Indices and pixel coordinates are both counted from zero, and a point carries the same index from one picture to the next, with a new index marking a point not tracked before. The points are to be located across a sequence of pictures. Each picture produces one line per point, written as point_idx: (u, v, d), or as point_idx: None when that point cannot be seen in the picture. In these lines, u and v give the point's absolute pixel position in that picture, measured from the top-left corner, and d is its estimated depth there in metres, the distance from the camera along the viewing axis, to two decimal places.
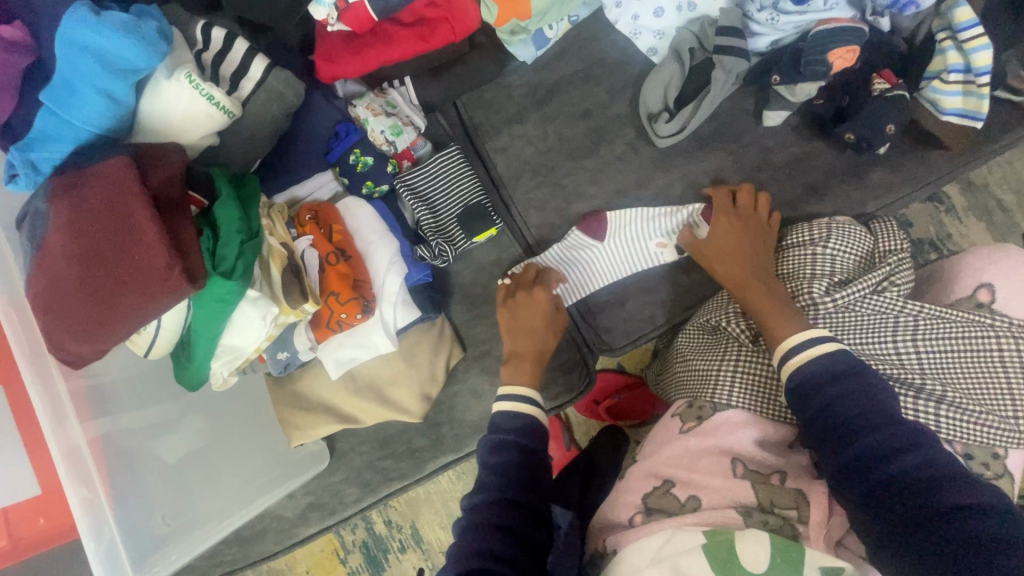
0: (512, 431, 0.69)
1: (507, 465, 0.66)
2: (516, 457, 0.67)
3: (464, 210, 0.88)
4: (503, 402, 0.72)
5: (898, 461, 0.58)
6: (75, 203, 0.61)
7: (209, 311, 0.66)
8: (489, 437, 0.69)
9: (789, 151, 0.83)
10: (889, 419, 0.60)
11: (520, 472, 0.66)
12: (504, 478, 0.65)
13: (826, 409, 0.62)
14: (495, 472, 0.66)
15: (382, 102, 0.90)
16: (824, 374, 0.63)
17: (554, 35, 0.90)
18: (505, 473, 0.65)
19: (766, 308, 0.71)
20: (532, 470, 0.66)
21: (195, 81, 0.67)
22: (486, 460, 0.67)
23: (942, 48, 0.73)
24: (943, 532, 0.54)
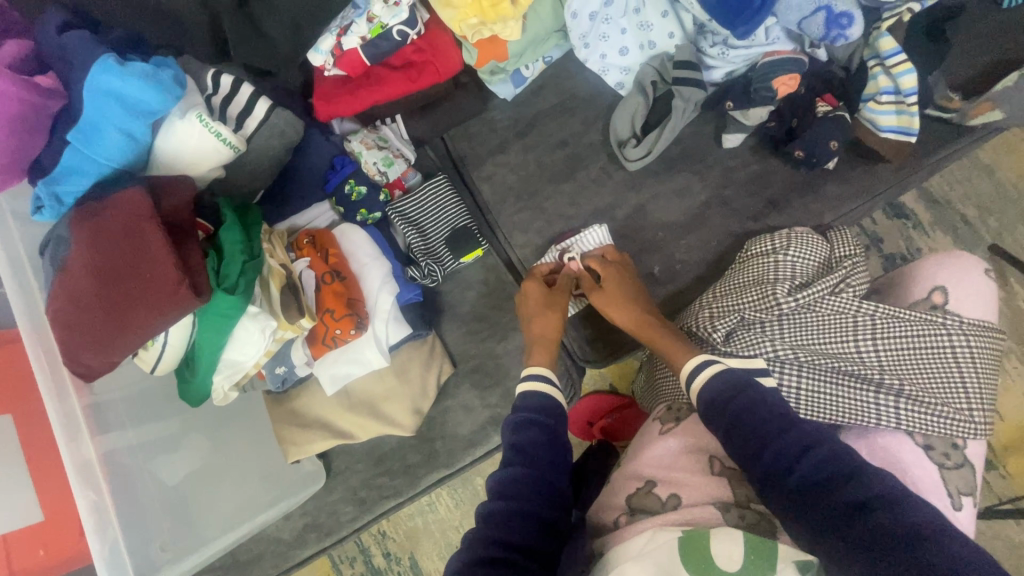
0: (536, 408, 0.74)
1: (535, 443, 0.70)
2: (539, 437, 0.70)
3: (452, 233, 0.95)
4: (537, 381, 0.77)
5: (806, 463, 0.60)
6: (93, 228, 0.67)
7: (212, 325, 0.72)
8: (514, 417, 0.73)
9: (749, 169, 0.90)
10: (787, 423, 0.63)
11: (542, 450, 0.69)
12: (528, 455, 0.68)
13: (735, 423, 0.65)
14: (521, 450, 0.69)
15: (375, 137, 0.98)
16: (730, 386, 0.68)
17: (530, 74, 0.99)
18: (532, 454, 0.69)
19: (665, 343, 0.78)
20: (554, 450, 0.70)
21: (206, 121, 0.75)
22: (509, 440, 0.71)
23: (872, 74, 0.80)
24: (861, 528, 0.55)
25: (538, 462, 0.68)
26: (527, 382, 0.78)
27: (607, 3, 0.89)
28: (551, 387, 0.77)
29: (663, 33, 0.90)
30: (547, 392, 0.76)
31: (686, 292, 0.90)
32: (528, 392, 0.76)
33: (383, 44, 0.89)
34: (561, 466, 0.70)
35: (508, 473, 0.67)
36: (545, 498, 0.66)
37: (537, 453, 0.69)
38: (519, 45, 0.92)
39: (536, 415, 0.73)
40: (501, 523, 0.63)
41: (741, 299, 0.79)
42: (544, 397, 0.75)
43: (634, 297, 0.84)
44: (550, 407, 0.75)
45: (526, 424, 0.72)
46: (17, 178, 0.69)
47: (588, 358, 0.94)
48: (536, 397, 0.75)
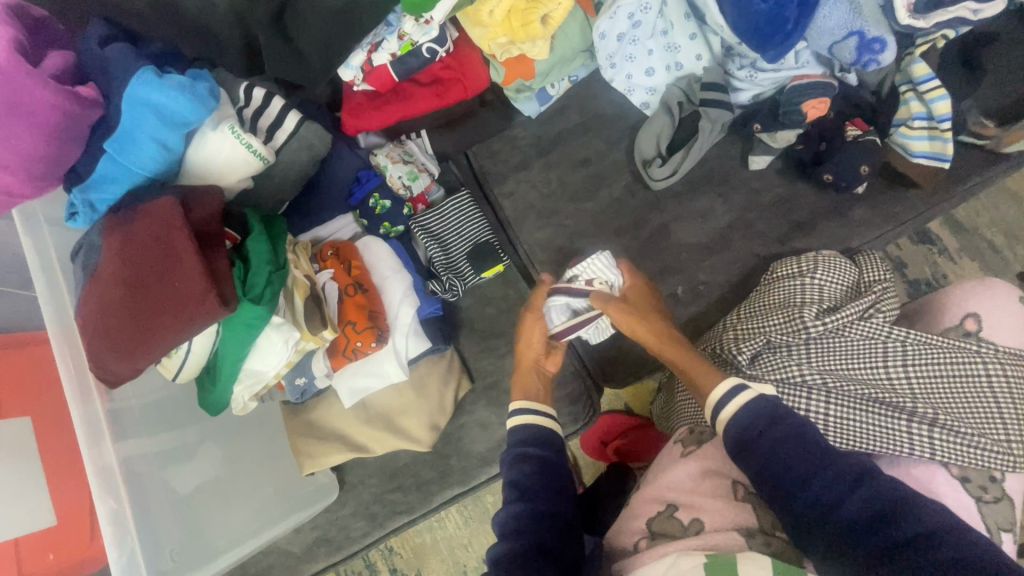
0: (523, 441, 0.75)
1: (531, 478, 0.70)
2: (533, 468, 0.71)
3: (474, 247, 0.95)
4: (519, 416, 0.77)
5: (843, 501, 0.59)
6: (125, 236, 0.68)
7: (236, 335, 0.72)
8: (510, 451, 0.74)
9: (775, 191, 0.89)
10: (821, 460, 0.62)
11: (541, 482, 0.70)
12: (527, 492, 0.69)
13: (767, 461, 0.63)
14: (519, 486, 0.70)
15: (401, 152, 0.98)
16: (756, 421, 0.66)
17: (555, 93, 1.00)
18: (529, 486, 0.70)
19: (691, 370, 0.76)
20: (553, 481, 0.71)
21: (237, 132, 0.76)
22: (506, 478, 0.72)
23: (904, 99, 0.80)
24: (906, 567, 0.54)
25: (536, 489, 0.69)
26: (513, 417, 0.78)
27: (634, 24, 0.88)
28: (544, 417, 0.78)
29: (690, 54, 0.90)
30: (535, 422, 0.77)
31: (710, 315, 0.89)
32: (513, 427, 0.77)
33: (412, 61, 0.90)
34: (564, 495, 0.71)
35: (511, 511, 0.68)
36: (552, 525, 0.66)
37: (535, 482, 0.70)
38: (547, 64, 0.93)
39: (529, 447, 0.74)
40: (512, 563, 0.62)
41: (767, 321, 0.78)
42: (535, 429, 0.76)
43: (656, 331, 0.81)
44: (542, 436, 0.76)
45: (524, 457, 0.73)
46: (53, 186, 0.70)
47: (606, 377, 0.95)
48: (528, 430, 0.76)
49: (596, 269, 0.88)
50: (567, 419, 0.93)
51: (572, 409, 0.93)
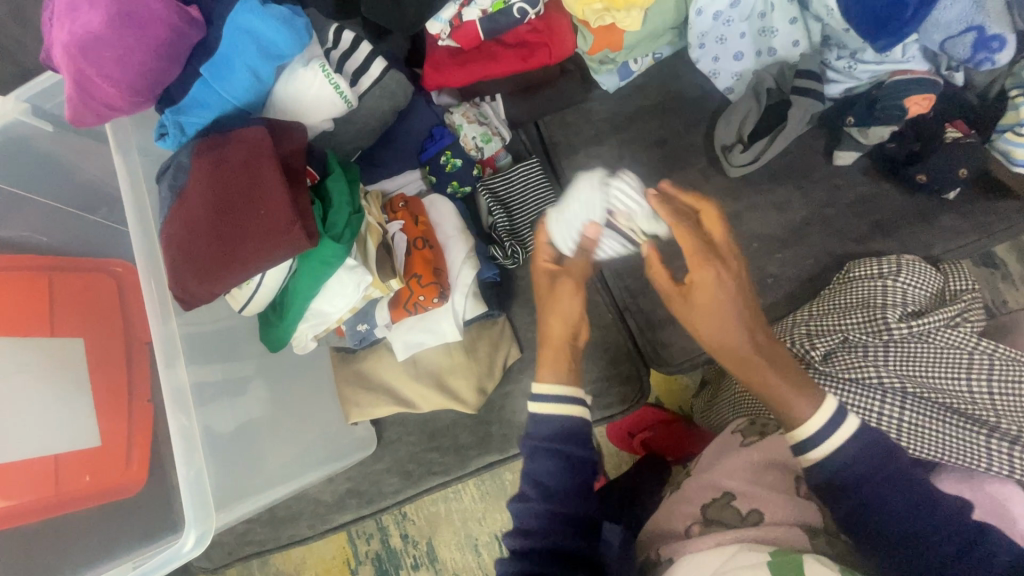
0: (549, 435, 0.64)
1: (551, 477, 0.63)
2: (556, 466, 0.63)
3: (540, 217, 0.95)
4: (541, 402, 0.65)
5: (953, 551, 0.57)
6: (216, 160, 0.68)
7: (310, 272, 0.71)
8: (528, 442, 0.65)
9: (857, 190, 0.87)
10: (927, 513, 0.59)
11: (561, 481, 0.63)
12: (544, 490, 0.64)
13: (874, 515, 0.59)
14: (537, 482, 0.64)
15: (476, 112, 0.98)
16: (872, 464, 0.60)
17: (637, 69, 0.98)
18: (546, 484, 0.64)
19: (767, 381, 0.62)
20: (576, 476, 0.64)
21: (327, 71, 0.76)
22: (526, 470, 0.65)
23: (1015, 104, 0.75)
24: None
25: (548, 487, 0.64)
26: (536, 404, 0.66)
27: (734, 4, 0.86)
28: (572, 402, 0.65)
29: (786, 40, 0.88)
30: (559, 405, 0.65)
31: (779, 308, 0.86)
32: (540, 416, 0.65)
33: (502, 20, 0.88)
34: (585, 494, 0.64)
35: (525, 507, 0.64)
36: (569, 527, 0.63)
37: (549, 478, 0.63)
38: (636, 37, 0.91)
39: (550, 443, 0.64)
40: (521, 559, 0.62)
41: (845, 319, 0.76)
42: (562, 421, 0.65)
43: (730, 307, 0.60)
44: (582, 438, 0.65)
45: (544, 452, 0.64)
46: (148, 104, 0.71)
47: (662, 361, 0.93)
48: (549, 422, 0.65)
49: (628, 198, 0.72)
50: (614, 399, 0.94)
51: (620, 389, 0.94)
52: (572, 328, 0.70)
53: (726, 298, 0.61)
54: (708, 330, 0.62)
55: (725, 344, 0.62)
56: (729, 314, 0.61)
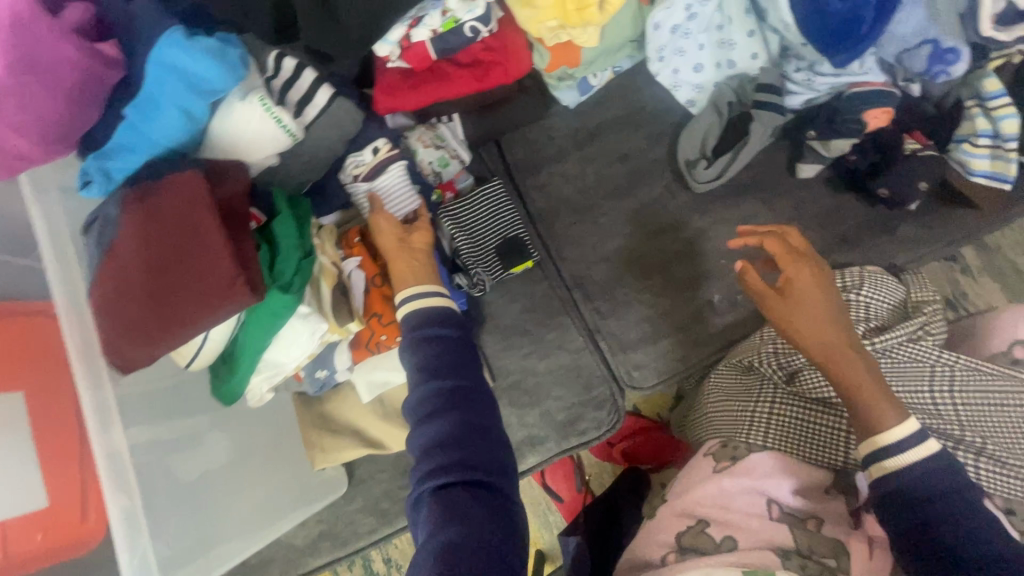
0: (429, 321, 0.69)
1: (436, 358, 0.66)
2: (435, 349, 0.67)
3: (503, 243, 0.93)
4: (413, 302, 0.71)
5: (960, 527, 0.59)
6: (148, 212, 0.62)
7: (260, 324, 0.67)
8: (410, 336, 0.69)
9: (821, 202, 0.86)
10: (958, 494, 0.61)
11: (447, 362, 0.66)
12: (430, 371, 0.65)
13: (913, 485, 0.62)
14: (424, 367, 0.66)
15: (432, 136, 0.93)
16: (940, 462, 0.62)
17: (597, 83, 0.95)
18: (429, 368, 0.66)
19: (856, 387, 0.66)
20: (459, 357, 0.67)
21: (268, 105, 0.71)
22: (410, 363, 0.67)
23: (970, 114, 0.77)
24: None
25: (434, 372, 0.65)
26: (416, 303, 0.71)
27: (690, 17, 0.84)
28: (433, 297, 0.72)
29: (745, 53, 0.86)
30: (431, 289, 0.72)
31: (747, 325, 0.89)
32: (416, 315, 0.70)
33: (454, 40, 0.84)
34: (472, 369, 0.67)
35: (423, 394, 0.64)
36: (462, 414, 0.62)
37: (430, 358, 0.66)
38: (593, 52, 0.88)
39: (431, 332, 0.69)
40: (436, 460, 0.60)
41: None
42: (436, 308, 0.71)
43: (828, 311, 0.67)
44: (452, 316, 0.71)
45: (428, 337, 0.68)
46: (69, 150, 0.65)
47: (634, 382, 0.92)
48: (427, 312, 0.70)
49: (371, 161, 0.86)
50: (590, 424, 0.92)
51: (595, 414, 0.92)
52: (404, 235, 0.79)
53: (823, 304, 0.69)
54: (808, 335, 0.68)
55: (826, 345, 0.67)
56: (827, 320, 0.67)
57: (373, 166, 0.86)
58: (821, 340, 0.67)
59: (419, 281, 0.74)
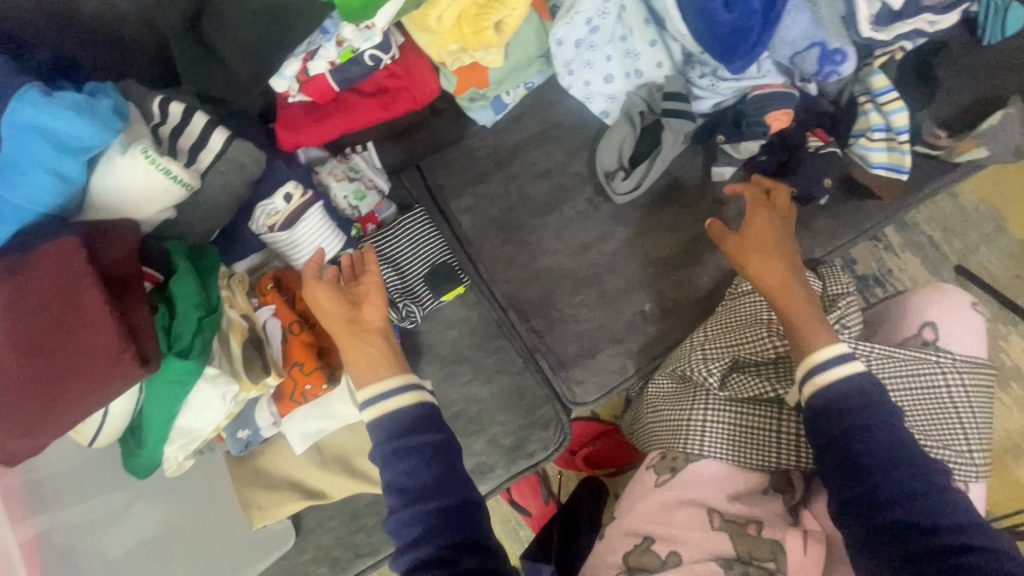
0: (400, 429, 0.65)
1: (413, 475, 0.62)
2: (413, 465, 0.62)
3: (431, 270, 0.89)
4: (386, 398, 0.66)
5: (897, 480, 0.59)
6: (17, 287, 0.57)
7: (163, 394, 0.63)
8: (383, 449, 0.64)
9: (739, 203, 0.88)
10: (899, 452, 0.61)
11: (427, 477, 0.62)
12: (410, 493, 0.62)
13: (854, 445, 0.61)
14: (402, 489, 0.62)
15: (345, 168, 0.90)
16: (848, 394, 0.63)
17: (511, 101, 0.94)
18: (412, 488, 0.62)
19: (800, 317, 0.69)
20: (442, 470, 0.63)
21: (152, 157, 0.66)
22: (384, 481, 0.63)
23: (863, 110, 0.79)
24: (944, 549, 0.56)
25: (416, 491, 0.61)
26: (377, 404, 0.66)
27: (593, 30, 0.83)
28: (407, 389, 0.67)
29: (650, 62, 0.87)
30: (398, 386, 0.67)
31: (676, 331, 0.88)
32: (384, 415, 0.66)
33: (353, 69, 0.81)
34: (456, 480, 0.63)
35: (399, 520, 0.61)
36: (451, 537, 0.59)
37: (410, 469, 0.62)
38: (500, 71, 0.87)
39: (407, 441, 0.64)
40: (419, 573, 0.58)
41: (735, 341, 0.77)
42: (409, 411, 0.66)
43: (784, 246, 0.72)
44: (430, 416, 0.66)
45: (405, 451, 0.63)
46: None
47: (578, 399, 0.90)
48: (398, 412, 0.66)
49: (281, 210, 0.81)
50: (538, 446, 0.90)
51: (542, 434, 0.90)
52: (353, 312, 0.73)
53: (795, 277, 0.71)
54: (786, 304, 0.70)
55: (780, 275, 0.70)
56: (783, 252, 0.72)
57: (285, 217, 0.81)
58: (771, 264, 0.70)
59: (391, 368, 0.69)
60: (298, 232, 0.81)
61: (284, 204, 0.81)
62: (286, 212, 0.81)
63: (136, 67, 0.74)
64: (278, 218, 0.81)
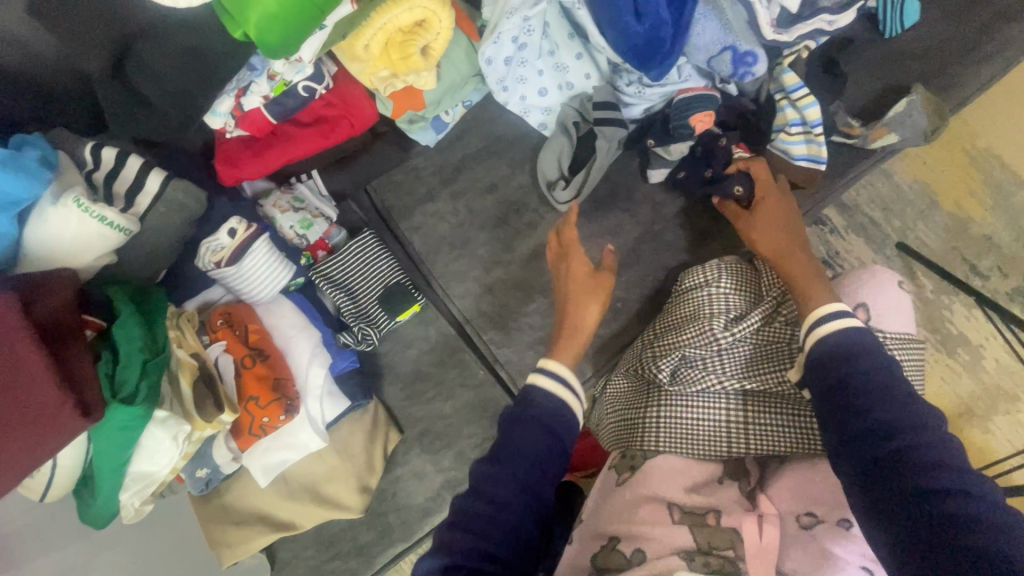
0: (544, 415, 0.66)
1: (526, 446, 0.64)
2: (536, 440, 0.64)
3: (385, 291, 0.90)
4: (546, 380, 0.69)
5: (884, 425, 0.58)
6: None
7: (110, 442, 0.63)
8: (516, 410, 0.67)
9: (677, 202, 0.91)
10: (892, 402, 0.59)
11: (539, 453, 0.64)
12: (522, 458, 0.63)
13: (843, 388, 0.61)
14: (510, 450, 0.64)
15: (290, 198, 0.91)
16: (840, 351, 0.64)
17: (451, 119, 0.96)
18: (520, 463, 0.63)
19: (803, 280, 0.72)
20: (552, 456, 0.65)
21: (84, 205, 0.66)
22: (506, 440, 0.65)
23: (780, 106, 0.82)
24: (924, 497, 0.54)
25: (510, 475, 0.62)
26: (544, 378, 0.69)
27: (520, 47, 0.85)
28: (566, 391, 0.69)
29: (579, 74, 0.89)
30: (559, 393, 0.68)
31: (629, 331, 0.90)
32: (545, 391, 0.68)
33: (289, 102, 0.82)
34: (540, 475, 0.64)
35: (489, 474, 0.63)
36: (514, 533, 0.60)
37: (521, 453, 0.63)
38: (434, 93, 0.89)
39: (541, 420, 0.66)
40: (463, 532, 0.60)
41: (681, 336, 0.80)
42: (557, 402, 0.68)
43: (789, 220, 0.77)
44: (565, 414, 0.68)
45: (527, 420, 0.66)
46: None
47: None
48: (546, 396, 0.67)
49: (220, 246, 0.80)
50: None
51: None
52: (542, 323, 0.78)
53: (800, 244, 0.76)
54: (786, 271, 0.74)
55: (779, 240, 0.76)
56: (786, 224, 0.77)
57: (229, 255, 0.80)
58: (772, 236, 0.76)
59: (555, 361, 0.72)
60: (242, 267, 0.82)
61: (223, 240, 0.80)
62: (227, 249, 0.80)
63: (68, 113, 0.74)
64: (220, 256, 0.80)
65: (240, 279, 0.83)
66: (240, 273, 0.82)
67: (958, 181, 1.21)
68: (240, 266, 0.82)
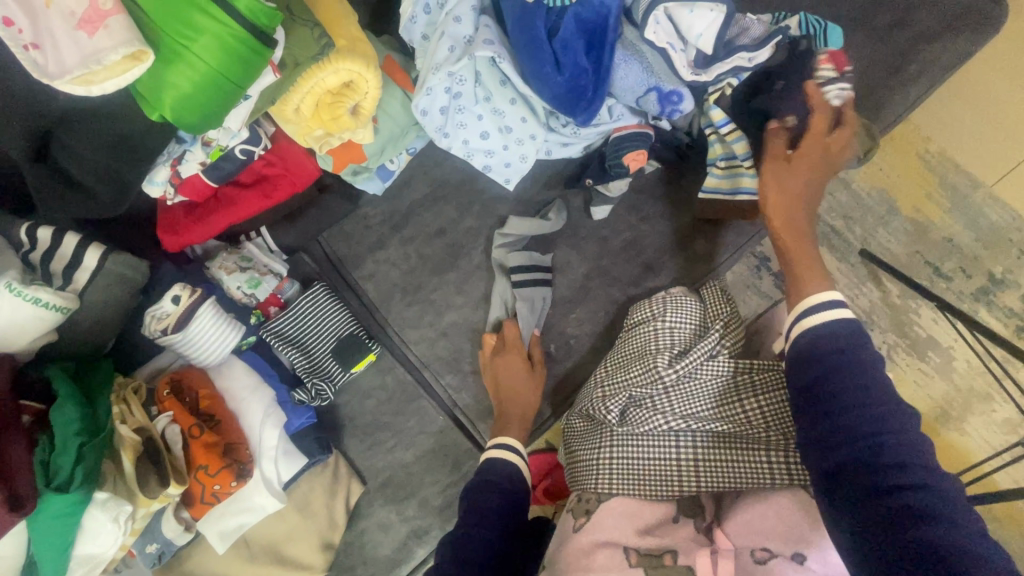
0: (502, 475, 0.78)
1: (491, 505, 0.73)
2: (496, 501, 0.74)
3: (337, 344, 0.90)
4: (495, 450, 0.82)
5: (854, 424, 0.54)
6: None
7: (50, 529, 0.63)
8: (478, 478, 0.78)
9: (622, 236, 0.92)
10: (873, 399, 0.54)
11: (502, 511, 0.73)
12: (489, 519, 0.71)
13: (822, 380, 0.57)
14: (474, 511, 0.72)
15: (236, 258, 0.91)
16: (817, 348, 0.59)
17: (397, 167, 0.96)
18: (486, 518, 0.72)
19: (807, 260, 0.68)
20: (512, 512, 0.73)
21: (17, 289, 0.65)
22: (471, 502, 0.74)
23: (710, 141, 0.83)
24: (887, 502, 0.51)
25: (480, 531, 0.70)
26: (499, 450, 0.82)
27: (454, 96, 0.83)
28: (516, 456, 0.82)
29: (515, 119, 0.85)
30: (516, 465, 0.80)
31: (583, 368, 0.92)
32: (493, 462, 0.80)
33: (227, 165, 0.82)
34: (502, 522, 0.71)
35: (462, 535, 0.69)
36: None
37: (486, 513, 0.72)
38: (375, 145, 0.89)
39: (500, 480, 0.77)
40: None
41: (628, 375, 0.81)
42: (509, 467, 0.79)
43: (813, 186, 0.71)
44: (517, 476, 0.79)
45: (489, 487, 0.76)
46: None
47: None
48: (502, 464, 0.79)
49: (165, 314, 0.80)
50: None
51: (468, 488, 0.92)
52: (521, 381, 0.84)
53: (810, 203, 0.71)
54: (792, 260, 0.68)
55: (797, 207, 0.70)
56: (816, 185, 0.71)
57: (172, 325, 0.80)
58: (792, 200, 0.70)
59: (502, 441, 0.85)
60: (187, 334, 0.81)
61: (164, 309, 0.80)
62: (166, 319, 0.80)
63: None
64: (161, 327, 0.80)
65: (187, 343, 0.82)
66: (184, 339, 0.82)
67: (913, 184, 1.12)
68: (185, 334, 0.81)
